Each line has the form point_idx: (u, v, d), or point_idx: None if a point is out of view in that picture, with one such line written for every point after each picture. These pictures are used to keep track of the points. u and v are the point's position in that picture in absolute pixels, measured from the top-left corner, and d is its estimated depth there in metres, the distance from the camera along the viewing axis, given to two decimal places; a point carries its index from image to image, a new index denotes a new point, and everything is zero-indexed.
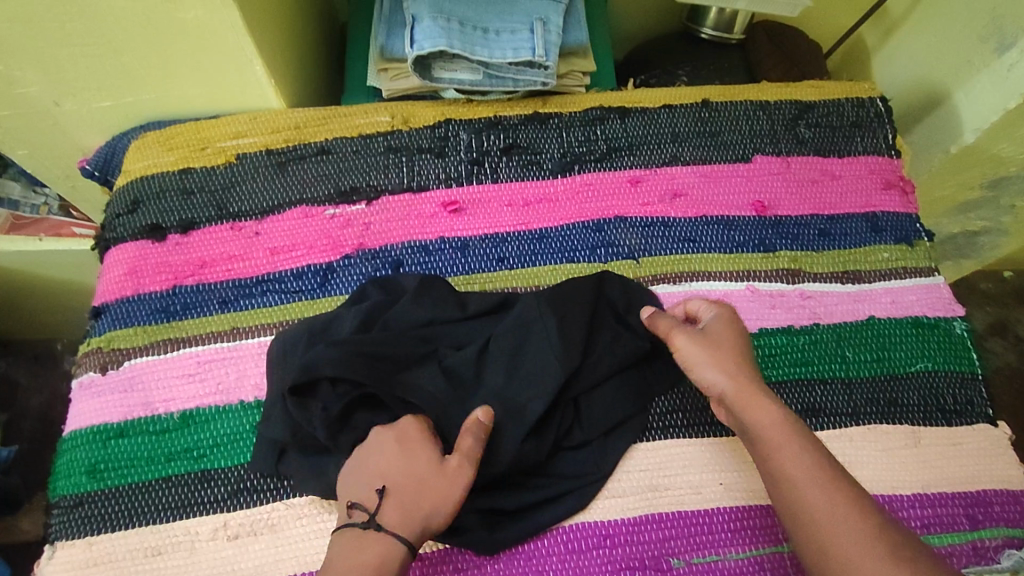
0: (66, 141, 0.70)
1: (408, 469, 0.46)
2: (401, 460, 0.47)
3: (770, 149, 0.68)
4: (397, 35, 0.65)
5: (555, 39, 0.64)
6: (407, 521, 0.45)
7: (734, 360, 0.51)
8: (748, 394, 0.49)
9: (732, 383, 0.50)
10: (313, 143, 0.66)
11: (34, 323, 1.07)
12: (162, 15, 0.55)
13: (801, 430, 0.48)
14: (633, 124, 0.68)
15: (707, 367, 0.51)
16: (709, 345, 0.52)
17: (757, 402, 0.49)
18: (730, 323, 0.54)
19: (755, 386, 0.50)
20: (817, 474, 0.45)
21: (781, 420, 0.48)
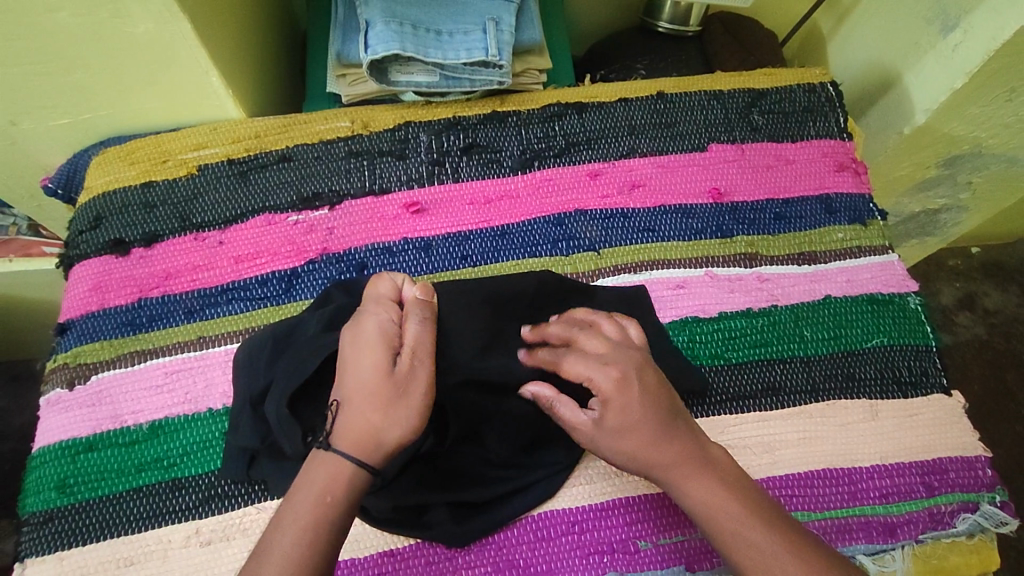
0: (27, 160, 0.70)
1: (359, 376, 0.45)
2: (353, 366, 0.45)
3: (725, 138, 0.70)
4: (352, 40, 0.66)
5: (507, 39, 0.65)
6: (360, 439, 0.44)
7: (644, 446, 0.46)
8: (677, 470, 0.46)
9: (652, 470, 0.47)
10: (274, 151, 0.66)
11: (10, 345, 1.06)
12: (112, 30, 0.55)
13: (738, 495, 0.45)
14: (590, 119, 0.70)
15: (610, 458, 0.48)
16: (603, 442, 0.47)
17: (686, 476, 0.46)
18: (626, 392, 0.47)
19: (688, 454, 0.47)
20: (765, 546, 0.43)
21: (717, 497, 0.45)
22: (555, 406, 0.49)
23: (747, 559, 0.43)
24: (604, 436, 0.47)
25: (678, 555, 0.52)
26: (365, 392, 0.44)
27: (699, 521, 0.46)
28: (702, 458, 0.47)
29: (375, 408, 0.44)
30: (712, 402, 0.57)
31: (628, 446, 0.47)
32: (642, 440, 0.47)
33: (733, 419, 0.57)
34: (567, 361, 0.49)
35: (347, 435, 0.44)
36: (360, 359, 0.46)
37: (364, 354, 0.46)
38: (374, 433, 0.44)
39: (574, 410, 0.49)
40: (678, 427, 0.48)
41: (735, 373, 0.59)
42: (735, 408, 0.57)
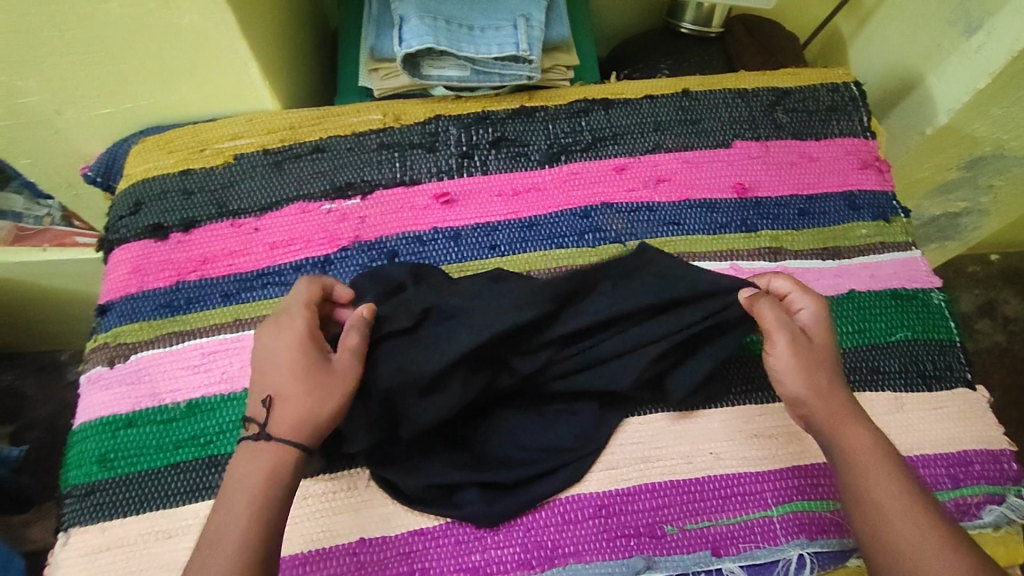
0: (69, 149, 0.73)
1: (285, 370, 0.48)
2: (278, 364, 0.48)
3: (749, 135, 0.71)
4: (386, 36, 0.68)
5: (538, 34, 0.66)
6: (302, 424, 0.46)
7: (829, 374, 0.52)
8: (837, 412, 0.50)
9: (824, 398, 0.50)
10: (308, 142, 0.68)
11: (39, 335, 1.09)
12: (158, 20, 0.57)
13: (890, 451, 0.49)
14: (616, 114, 0.71)
15: (793, 376, 0.51)
16: (805, 358, 0.51)
17: (846, 420, 0.50)
18: (825, 320, 0.54)
19: (848, 406, 0.51)
20: (904, 497, 0.46)
21: (872, 444, 0.49)
22: (767, 310, 0.52)
23: (880, 496, 0.46)
24: (805, 353, 0.51)
25: (704, 540, 0.53)
26: (296, 383, 0.47)
27: (842, 456, 0.49)
28: (860, 412, 0.51)
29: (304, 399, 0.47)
30: (738, 391, 0.58)
31: (821, 366, 0.51)
32: (831, 366, 0.52)
33: (758, 408, 0.57)
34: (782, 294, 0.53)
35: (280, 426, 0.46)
36: (290, 354, 0.49)
37: (289, 351, 0.49)
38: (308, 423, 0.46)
39: (781, 321, 0.52)
40: (844, 385, 0.52)
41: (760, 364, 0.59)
42: (760, 397, 0.58)
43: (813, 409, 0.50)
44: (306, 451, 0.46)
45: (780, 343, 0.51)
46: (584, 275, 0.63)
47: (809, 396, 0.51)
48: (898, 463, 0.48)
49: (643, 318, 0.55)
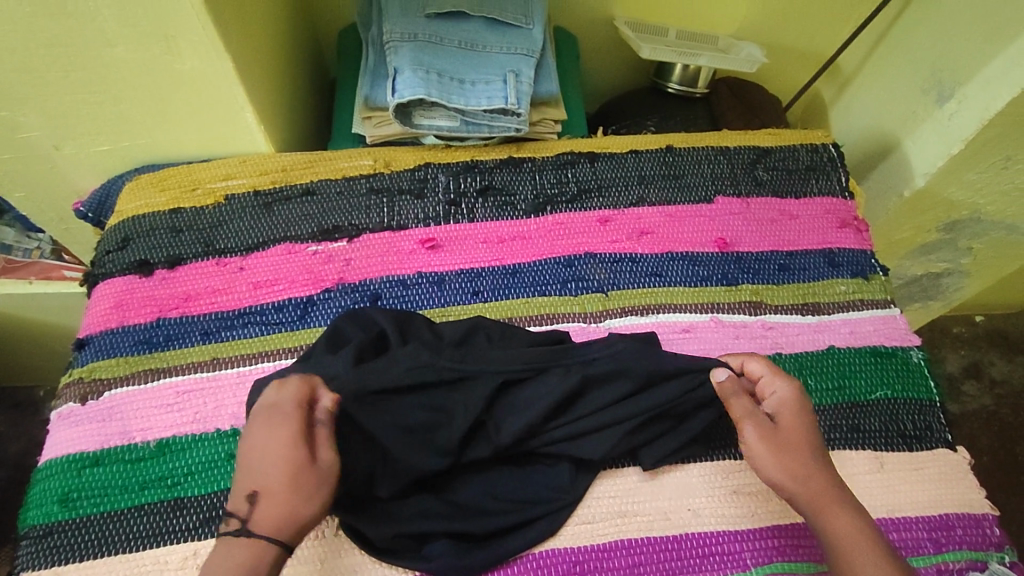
0: (63, 184, 0.74)
1: (274, 466, 0.45)
2: (267, 458, 0.45)
3: (731, 191, 0.72)
4: (380, 85, 0.70)
5: (526, 89, 0.68)
6: (285, 525, 0.44)
7: (809, 460, 0.51)
8: (819, 495, 0.49)
9: (805, 483, 0.50)
10: (298, 185, 0.69)
11: (19, 370, 1.07)
12: (160, 65, 0.60)
13: (875, 532, 0.48)
14: (601, 167, 0.73)
15: (769, 464, 0.51)
16: (776, 445, 0.51)
17: (827, 502, 0.49)
18: (797, 403, 0.53)
19: (830, 486, 0.50)
20: None
21: (855, 527, 0.48)
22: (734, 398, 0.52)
23: None
24: (776, 439, 0.51)
25: None
26: (280, 476, 0.45)
27: (827, 542, 0.48)
28: (849, 498, 0.50)
29: (289, 496, 0.44)
30: (717, 446, 0.57)
31: (797, 453, 0.51)
32: (811, 451, 0.51)
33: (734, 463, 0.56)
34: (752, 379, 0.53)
35: (263, 524, 0.44)
36: (280, 449, 0.45)
37: (279, 445, 0.45)
38: (291, 522, 0.44)
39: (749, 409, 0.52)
40: (825, 464, 0.51)
41: None
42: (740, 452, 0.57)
43: (794, 493, 0.50)
44: (285, 550, 0.44)
45: (749, 431, 0.52)
46: (566, 323, 0.64)
47: (790, 481, 0.50)
48: (887, 552, 0.46)
49: (622, 367, 0.55)
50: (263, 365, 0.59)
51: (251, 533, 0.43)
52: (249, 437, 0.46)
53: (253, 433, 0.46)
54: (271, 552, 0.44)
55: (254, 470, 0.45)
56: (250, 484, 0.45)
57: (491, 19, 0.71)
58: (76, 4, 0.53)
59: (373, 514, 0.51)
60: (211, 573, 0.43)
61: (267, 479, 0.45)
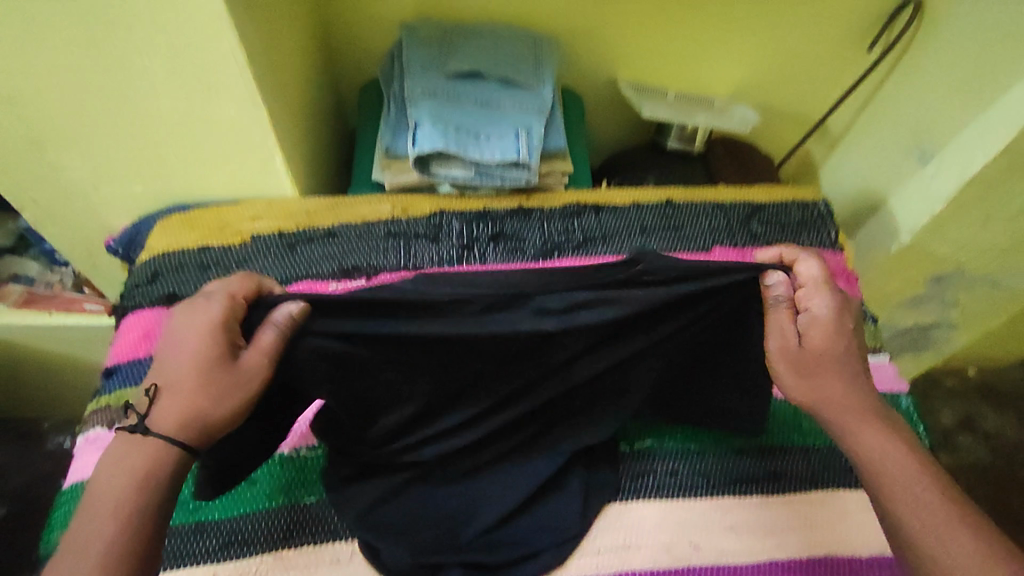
0: (96, 220, 0.78)
1: (182, 363, 0.48)
2: (182, 350, 0.48)
3: (728, 242, 0.77)
4: (401, 137, 0.75)
5: (537, 144, 0.74)
6: (183, 424, 0.47)
7: (842, 386, 0.52)
8: (843, 416, 0.52)
9: (835, 407, 0.52)
10: (321, 227, 0.74)
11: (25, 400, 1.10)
12: (202, 114, 0.65)
13: (909, 450, 0.50)
14: (605, 218, 0.77)
15: (791, 384, 0.53)
16: (799, 364, 0.52)
17: (856, 423, 0.51)
18: (835, 320, 0.52)
19: (863, 405, 0.52)
20: (926, 500, 0.47)
21: (888, 445, 0.50)
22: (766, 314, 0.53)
23: (898, 501, 0.48)
24: (799, 359, 0.53)
25: None
26: (188, 371, 0.48)
27: (857, 462, 0.51)
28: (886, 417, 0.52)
29: (193, 392, 0.47)
30: (716, 484, 0.60)
31: (831, 378, 0.52)
32: (846, 375, 0.53)
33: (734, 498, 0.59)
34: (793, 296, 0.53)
35: (163, 419, 0.47)
36: (193, 351, 0.48)
37: (192, 339, 0.48)
38: (193, 418, 0.47)
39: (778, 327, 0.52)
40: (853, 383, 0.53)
41: (737, 458, 0.61)
42: (739, 490, 0.59)
43: (818, 412, 0.53)
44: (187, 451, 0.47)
45: (773, 347, 0.53)
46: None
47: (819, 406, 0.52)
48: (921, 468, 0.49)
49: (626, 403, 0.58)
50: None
51: (147, 432, 0.47)
52: (170, 331, 0.50)
53: (176, 326, 0.50)
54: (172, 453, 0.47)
55: (167, 366, 0.49)
56: (159, 379, 0.49)
57: (506, 79, 0.77)
58: (132, 59, 0.58)
59: (388, 538, 0.53)
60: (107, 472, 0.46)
61: (177, 376, 0.48)
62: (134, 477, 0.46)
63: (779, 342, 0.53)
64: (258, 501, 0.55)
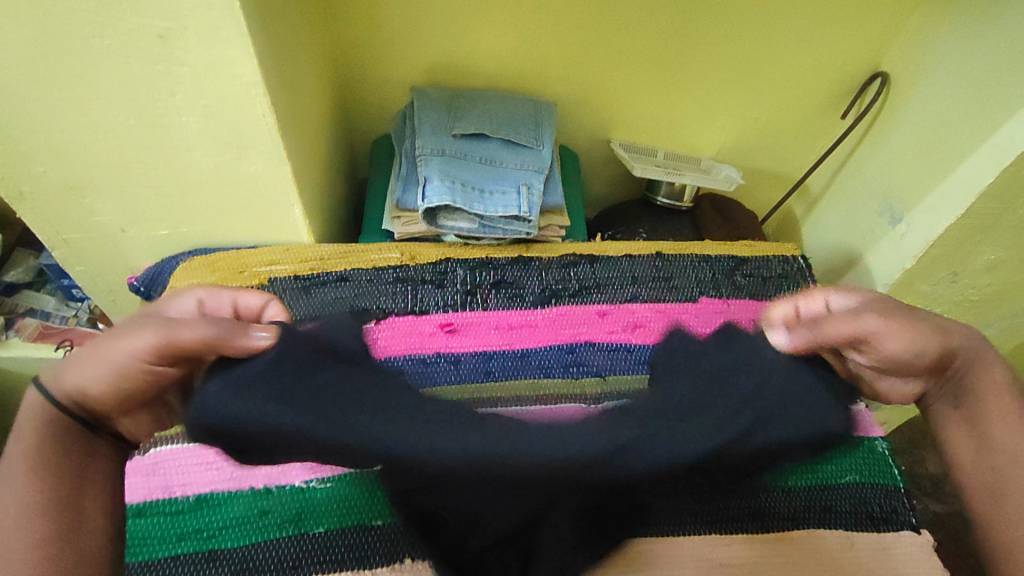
0: (121, 260, 0.83)
1: (119, 353, 0.44)
2: (126, 337, 0.44)
3: (713, 293, 0.82)
4: (410, 191, 0.81)
5: (537, 200, 0.80)
6: (81, 400, 0.46)
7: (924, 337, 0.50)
8: (949, 351, 0.50)
9: (940, 346, 0.50)
10: (333, 272, 0.79)
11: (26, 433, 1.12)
12: (230, 168, 0.70)
13: (998, 369, 0.51)
14: (600, 268, 0.83)
15: (905, 341, 0.48)
16: (900, 320, 0.49)
17: (957, 357, 0.50)
18: (865, 294, 0.53)
19: (953, 337, 0.50)
20: (1010, 417, 0.49)
21: (984, 370, 0.51)
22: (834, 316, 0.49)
23: (999, 429, 0.49)
24: (893, 314, 0.49)
25: None
26: (124, 359, 0.44)
27: (964, 391, 0.51)
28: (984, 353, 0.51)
29: (112, 379, 0.45)
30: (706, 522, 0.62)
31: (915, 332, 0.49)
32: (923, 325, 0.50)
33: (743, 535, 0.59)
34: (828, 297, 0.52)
35: (78, 390, 0.46)
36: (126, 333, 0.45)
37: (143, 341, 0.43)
38: (86, 393, 0.46)
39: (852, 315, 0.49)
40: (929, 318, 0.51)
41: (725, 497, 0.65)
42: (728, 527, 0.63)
43: (939, 355, 0.49)
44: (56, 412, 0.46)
45: (869, 321, 0.48)
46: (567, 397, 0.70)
47: (926, 353, 0.49)
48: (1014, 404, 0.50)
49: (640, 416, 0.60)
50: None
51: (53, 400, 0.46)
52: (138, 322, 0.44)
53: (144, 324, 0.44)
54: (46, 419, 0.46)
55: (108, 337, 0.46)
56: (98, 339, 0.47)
57: (508, 140, 0.84)
58: (174, 118, 0.64)
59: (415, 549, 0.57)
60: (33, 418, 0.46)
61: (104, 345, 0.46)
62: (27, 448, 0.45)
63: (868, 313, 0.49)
64: (268, 531, 0.58)
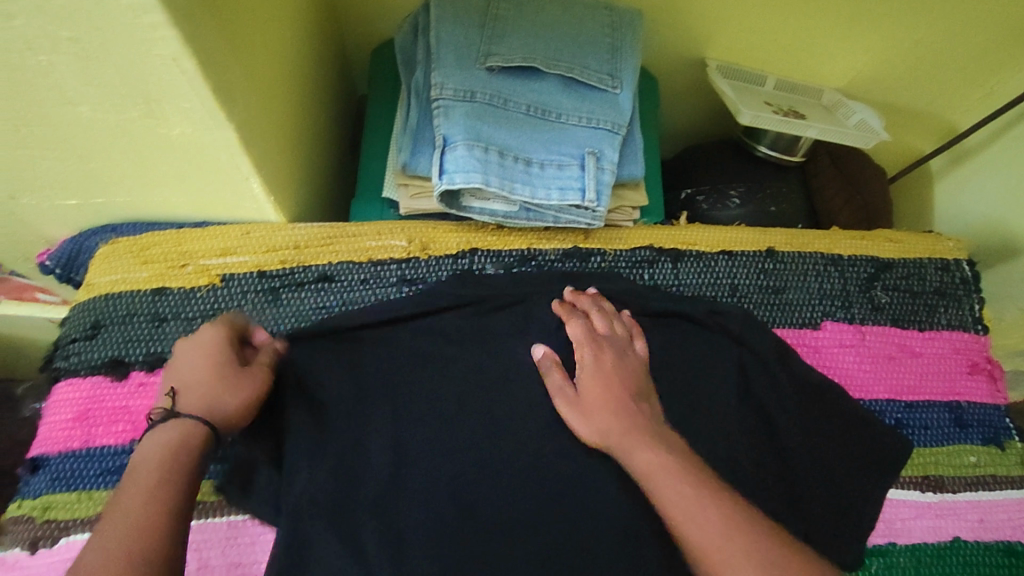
0: (29, 232, 0.61)
1: (198, 362, 0.45)
2: (193, 351, 0.46)
3: (841, 314, 0.59)
4: (422, 152, 0.55)
5: (608, 179, 0.54)
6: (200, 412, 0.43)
7: (624, 384, 0.48)
8: (633, 440, 0.44)
9: (616, 436, 0.45)
10: (314, 267, 0.57)
11: None
12: (142, 128, 0.46)
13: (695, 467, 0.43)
14: (686, 270, 0.59)
15: (583, 428, 0.46)
16: (582, 405, 0.47)
17: (644, 444, 0.44)
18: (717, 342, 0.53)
19: (641, 426, 0.45)
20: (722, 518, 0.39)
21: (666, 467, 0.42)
22: (551, 371, 0.49)
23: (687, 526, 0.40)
24: (575, 402, 0.48)
25: None
26: (203, 370, 0.45)
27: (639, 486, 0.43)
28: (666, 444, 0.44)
29: (215, 385, 0.44)
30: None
31: (596, 368, 0.49)
32: (602, 361, 0.50)
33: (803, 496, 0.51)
34: (561, 394, 0.48)
35: (187, 397, 0.44)
36: (232, 386, 0.45)
37: (211, 347, 0.46)
38: (208, 407, 0.44)
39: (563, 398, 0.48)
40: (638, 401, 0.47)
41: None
42: None
43: (607, 449, 0.45)
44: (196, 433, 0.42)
45: (574, 418, 0.47)
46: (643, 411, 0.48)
47: (603, 441, 0.45)
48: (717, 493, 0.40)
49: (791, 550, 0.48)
50: (232, 518, 0.49)
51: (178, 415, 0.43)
52: (185, 343, 0.47)
53: (195, 339, 0.47)
54: (195, 435, 0.42)
55: (182, 366, 0.46)
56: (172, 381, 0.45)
57: (568, 77, 0.56)
58: (28, 58, 0.39)
59: None
60: (146, 443, 0.42)
61: (216, 393, 0.44)
62: (167, 451, 0.41)
63: (565, 398, 0.48)
64: None
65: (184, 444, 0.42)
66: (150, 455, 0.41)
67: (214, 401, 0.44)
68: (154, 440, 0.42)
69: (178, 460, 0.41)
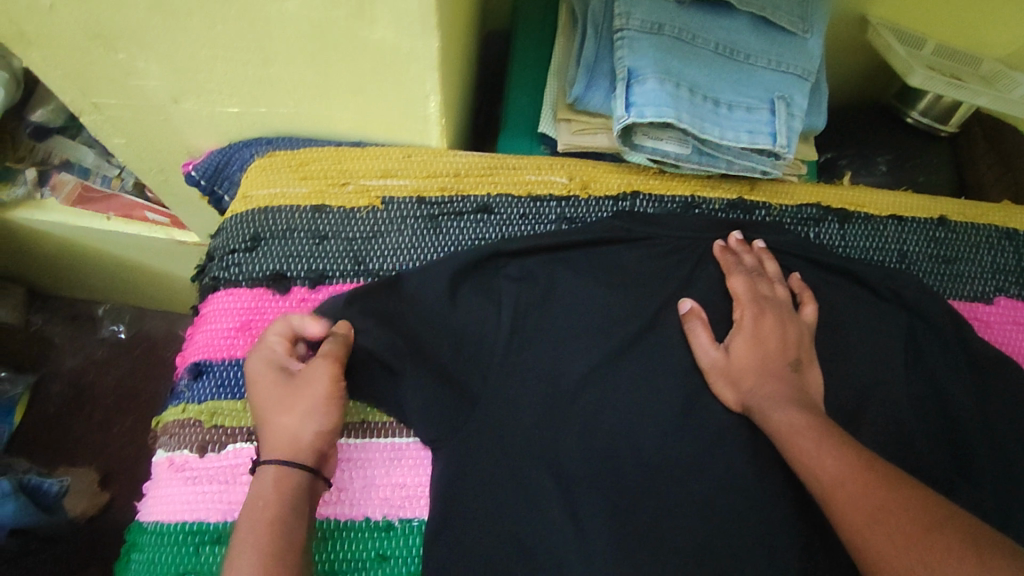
0: (175, 140, 0.60)
1: (262, 394, 0.45)
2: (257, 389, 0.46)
3: (1015, 291, 0.56)
4: (597, 87, 0.52)
5: (798, 126, 0.51)
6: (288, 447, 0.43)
7: (780, 350, 0.49)
8: (772, 400, 0.46)
9: (757, 398, 0.47)
10: (472, 197, 0.56)
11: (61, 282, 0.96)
12: (341, 31, 0.44)
13: (827, 427, 0.44)
14: (853, 232, 0.57)
15: (728, 392, 0.48)
16: (730, 369, 0.49)
17: (782, 400, 0.46)
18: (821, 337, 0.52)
19: (788, 383, 0.47)
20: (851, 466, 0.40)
21: (799, 421, 0.44)
22: (696, 328, 0.50)
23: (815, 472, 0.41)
24: (725, 363, 0.49)
25: None
26: (272, 404, 0.45)
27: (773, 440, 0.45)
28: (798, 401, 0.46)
29: (290, 414, 0.44)
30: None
31: (753, 333, 0.50)
32: (763, 324, 0.50)
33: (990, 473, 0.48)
34: (702, 349, 0.50)
35: (270, 443, 0.43)
36: (301, 410, 0.44)
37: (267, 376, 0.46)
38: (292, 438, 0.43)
39: (713, 359, 0.49)
40: (788, 362, 0.49)
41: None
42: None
43: (755, 416, 0.47)
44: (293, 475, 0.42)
45: (721, 383, 0.49)
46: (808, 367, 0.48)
47: (749, 405, 0.48)
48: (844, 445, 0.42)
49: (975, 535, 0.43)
50: (397, 441, 0.49)
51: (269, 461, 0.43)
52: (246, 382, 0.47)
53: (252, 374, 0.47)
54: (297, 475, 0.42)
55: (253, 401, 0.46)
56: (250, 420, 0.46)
57: (759, 17, 0.52)
58: None
59: None
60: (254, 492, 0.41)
61: (287, 422, 0.44)
62: (280, 498, 0.41)
63: (710, 357, 0.49)
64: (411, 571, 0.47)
65: (290, 483, 0.42)
66: (258, 504, 0.41)
67: (295, 433, 0.44)
68: (259, 486, 0.42)
69: (280, 503, 0.41)
